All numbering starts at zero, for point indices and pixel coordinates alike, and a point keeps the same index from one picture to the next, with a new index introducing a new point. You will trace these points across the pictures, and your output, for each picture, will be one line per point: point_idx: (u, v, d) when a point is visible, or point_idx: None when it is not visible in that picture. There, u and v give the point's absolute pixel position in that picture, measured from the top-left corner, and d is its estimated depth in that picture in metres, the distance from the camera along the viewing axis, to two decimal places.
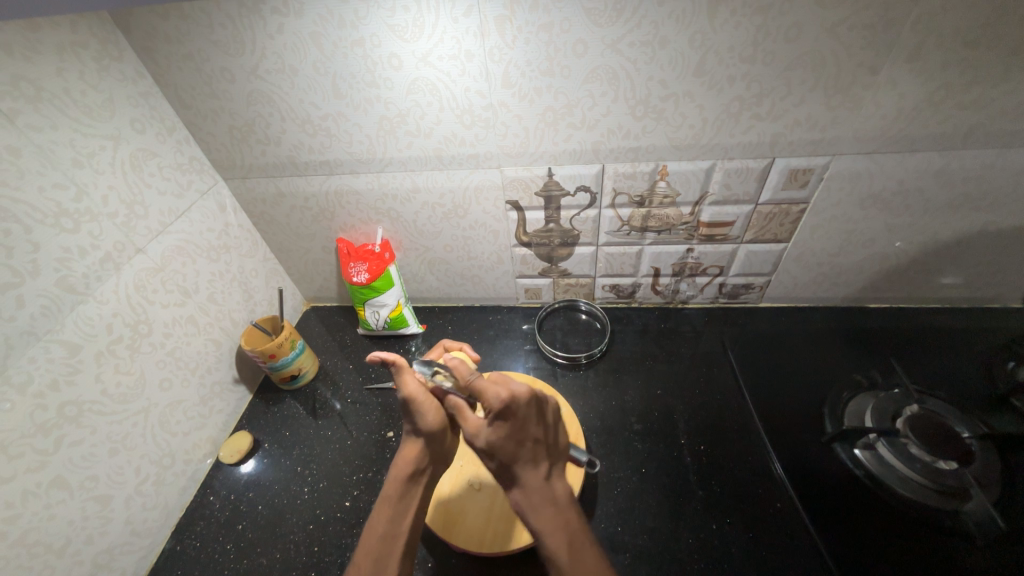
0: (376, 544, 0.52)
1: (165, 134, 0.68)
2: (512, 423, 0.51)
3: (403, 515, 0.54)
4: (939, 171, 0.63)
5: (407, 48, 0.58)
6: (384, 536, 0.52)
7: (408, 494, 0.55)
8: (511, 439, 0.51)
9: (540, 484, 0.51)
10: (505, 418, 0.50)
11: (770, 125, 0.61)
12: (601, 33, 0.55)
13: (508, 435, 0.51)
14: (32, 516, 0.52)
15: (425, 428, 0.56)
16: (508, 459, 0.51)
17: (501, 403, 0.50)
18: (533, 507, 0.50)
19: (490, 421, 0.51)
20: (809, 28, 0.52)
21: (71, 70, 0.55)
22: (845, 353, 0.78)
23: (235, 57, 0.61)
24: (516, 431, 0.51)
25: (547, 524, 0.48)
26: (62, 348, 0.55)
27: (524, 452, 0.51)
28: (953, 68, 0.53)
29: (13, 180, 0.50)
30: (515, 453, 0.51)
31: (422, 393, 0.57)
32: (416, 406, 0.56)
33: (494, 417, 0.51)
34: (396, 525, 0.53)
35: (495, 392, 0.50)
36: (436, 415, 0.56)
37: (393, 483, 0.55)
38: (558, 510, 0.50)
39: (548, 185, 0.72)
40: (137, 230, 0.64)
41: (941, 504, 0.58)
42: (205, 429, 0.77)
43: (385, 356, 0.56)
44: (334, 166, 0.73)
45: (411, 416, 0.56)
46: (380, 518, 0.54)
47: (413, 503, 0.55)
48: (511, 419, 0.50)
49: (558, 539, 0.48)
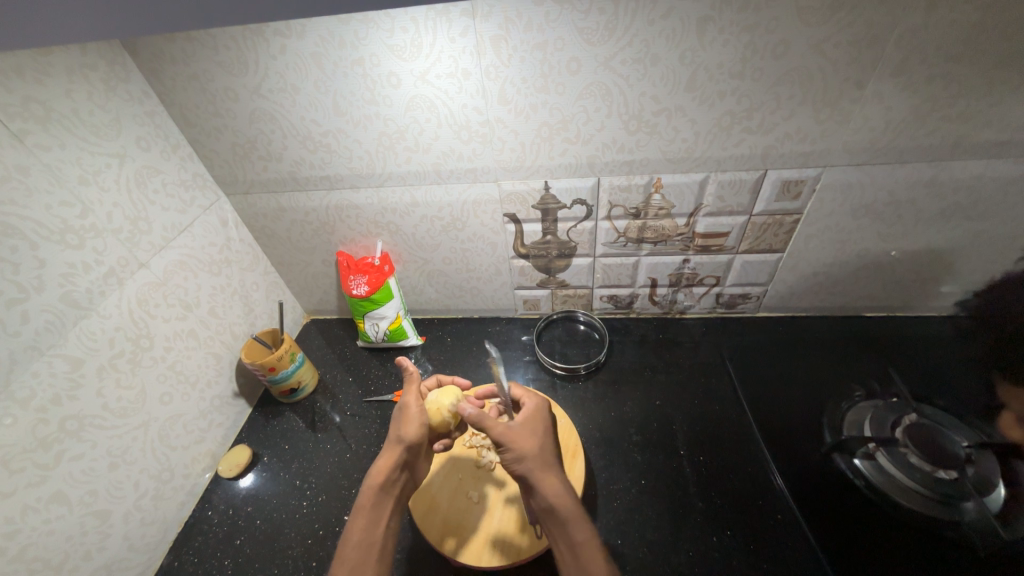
0: (351, 553, 0.52)
1: (169, 152, 0.69)
2: (545, 423, 0.59)
3: (377, 523, 0.54)
4: (929, 182, 0.65)
5: (406, 66, 0.59)
6: (359, 544, 0.53)
7: (380, 503, 0.55)
8: (545, 436, 0.57)
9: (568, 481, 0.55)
10: (541, 418, 0.59)
11: (761, 138, 0.63)
12: (594, 51, 0.56)
13: (544, 432, 0.58)
14: (31, 531, 0.52)
15: (407, 437, 0.58)
16: (543, 452, 0.55)
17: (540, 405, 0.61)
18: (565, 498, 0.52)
19: (532, 419, 0.59)
20: (795, 45, 0.54)
21: (79, 91, 0.57)
22: (843, 364, 0.78)
23: (239, 77, 0.63)
24: (548, 430, 0.59)
25: (578, 509, 0.51)
26: (65, 362, 0.56)
27: (553, 451, 0.57)
28: (937, 82, 0.55)
29: (21, 199, 0.51)
30: (547, 449, 0.56)
31: (418, 405, 0.61)
32: (406, 416, 0.60)
33: (532, 417, 0.59)
34: (371, 534, 0.54)
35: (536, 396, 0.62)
36: (419, 426, 0.59)
37: (368, 492, 0.56)
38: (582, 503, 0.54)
39: (545, 198, 0.73)
40: (140, 245, 0.65)
41: (940, 514, 0.58)
42: (204, 443, 0.77)
43: (411, 363, 0.65)
44: (334, 182, 0.74)
45: (400, 425, 0.60)
46: (354, 528, 0.54)
47: (386, 512, 0.55)
48: (543, 420, 0.59)
49: (587, 523, 0.51)
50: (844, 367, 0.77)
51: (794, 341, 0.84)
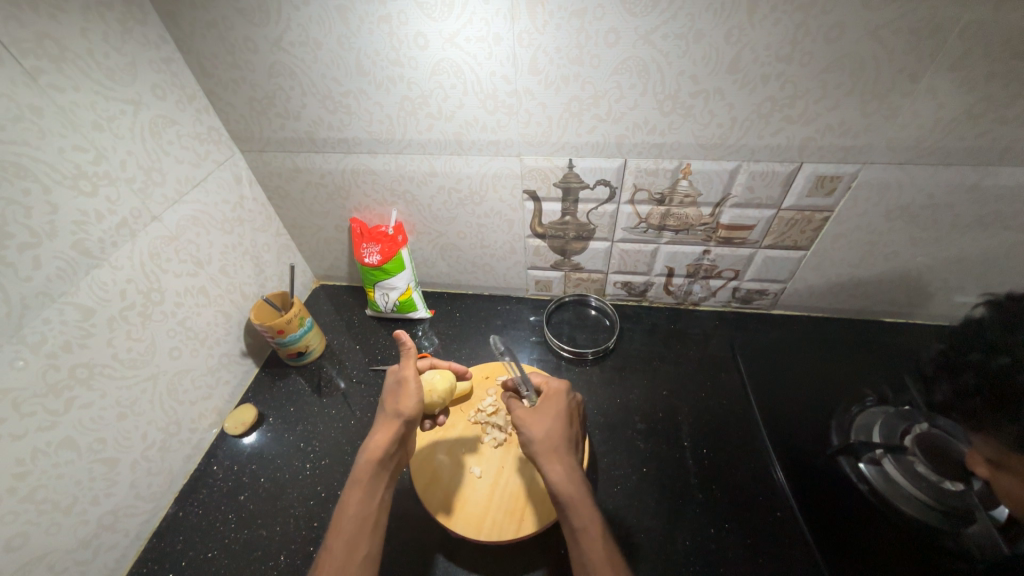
0: (346, 525, 0.52)
1: (185, 102, 0.67)
2: (561, 408, 0.60)
3: (371, 497, 0.55)
4: (972, 187, 0.62)
5: (434, 27, 0.56)
6: (355, 517, 0.53)
7: (376, 476, 0.56)
8: (560, 419, 0.59)
9: (578, 467, 0.55)
10: (558, 402, 0.60)
11: (801, 128, 0.60)
12: (635, 23, 0.53)
13: (558, 417, 0.59)
14: (41, 474, 0.53)
15: (405, 412, 0.59)
16: (554, 437, 0.56)
17: (560, 388, 0.62)
18: (569, 484, 0.52)
19: (549, 403, 0.60)
20: (851, 29, 0.50)
21: (95, 31, 0.54)
22: (858, 368, 0.76)
23: (260, 27, 0.60)
24: (563, 413, 0.60)
25: (581, 497, 0.52)
26: (76, 310, 0.55)
27: (565, 436, 0.57)
28: (998, 80, 0.51)
29: (34, 140, 0.49)
30: (559, 433, 0.57)
31: (416, 380, 0.62)
32: (404, 390, 0.62)
33: (550, 401, 0.61)
34: (365, 506, 0.54)
35: (556, 380, 0.63)
36: (417, 401, 0.61)
37: (362, 466, 0.56)
38: (589, 490, 0.53)
39: (568, 176, 0.71)
40: (153, 197, 0.64)
41: (942, 523, 0.58)
42: (211, 399, 0.78)
43: (409, 339, 0.63)
44: (352, 145, 0.72)
45: (398, 398, 0.61)
46: (350, 500, 0.54)
47: (381, 485, 0.56)
48: (560, 406, 0.61)
49: (589, 509, 0.51)
50: (858, 372, 0.76)
51: (807, 341, 0.83)
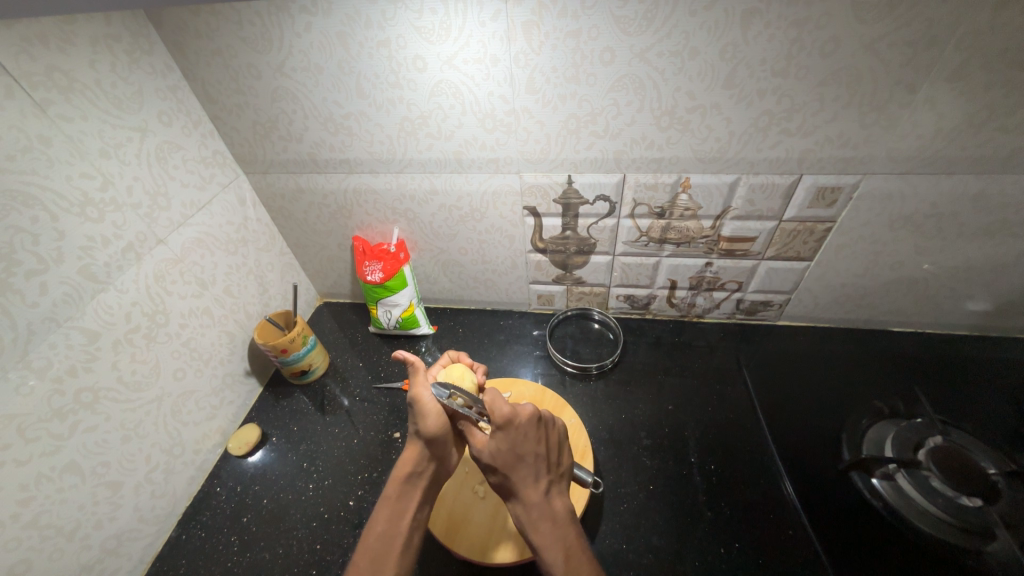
0: (374, 543, 0.52)
1: (190, 127, 0.69)
2: (516, 436, 0.53)
3: (401, 515, 0.55)
4: (976, 195, 0.61)
5: (433, 50, 0.57)
6: (381, 536, 0.53)
7: (406, 494, 0.56)
8: (515, 453, 0.53)
9: (541, 500, 0.51)
10: (510, 435, 0.53)
11: (799, 141, 0.60)
12: (630, 42, 0.54)
13: (512, 451, 0.53)
14: (44, 499, 0.53)
15: (423, 432, 0.57)
16: (511, 475, 0.52)
17: (504, 418, 0.52)
18: (534, 522, 0.50)
19: (498, 435, 0.53)
20: (845, 44, 0.50)
21: (103, 62, 0.56)
22: (866, 380, 0.75)
23: (263, 53, 0.62)
24: (517, 446, 0.53)
25: (544, 535, 0.49)
26: (81, 334, 0.56)
27: (526, 469, 0.52)
28: (997, 89, 0.51)
29: (43, 169, 0.51)
30: (517, 471, 0.52)
31: (431, 396, 0.59)
32: (421, 410, 0.58)
33: (500, 434, 0.53)
34: (394, 525, 0.54)
35: (500, 409, 0.52)
36: (436, 419, 0.57)
37: (393, 483, 0.57)
38: (559, 522, 0.50)
39: (567, 192, 0.71)
40: (159, 221, 0.65)
41: (965, 543, 0.55)
42: (215, 420, 0.78)
43: (409, 356, 0.59)
44: (354, 165, 0.73)
45: (415, 419, 0.58)
46: (378, 519, 0.54)
47: (411, 504, 0.56)
48: (513, 434, 0.53)
49: (557, 547, 0.48)
50: (868, 384, 0.74)
51: (814, 352, 0.82)
